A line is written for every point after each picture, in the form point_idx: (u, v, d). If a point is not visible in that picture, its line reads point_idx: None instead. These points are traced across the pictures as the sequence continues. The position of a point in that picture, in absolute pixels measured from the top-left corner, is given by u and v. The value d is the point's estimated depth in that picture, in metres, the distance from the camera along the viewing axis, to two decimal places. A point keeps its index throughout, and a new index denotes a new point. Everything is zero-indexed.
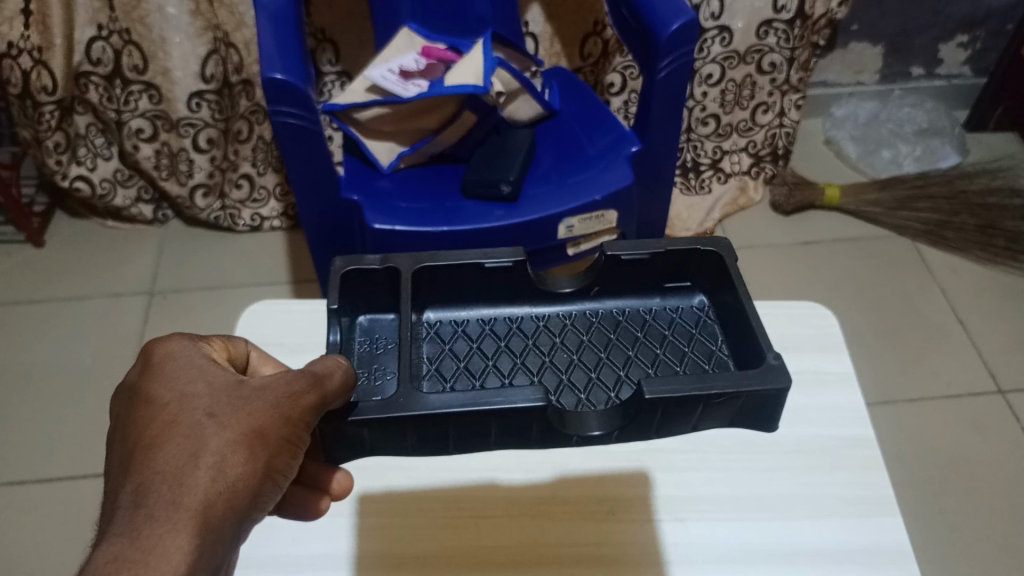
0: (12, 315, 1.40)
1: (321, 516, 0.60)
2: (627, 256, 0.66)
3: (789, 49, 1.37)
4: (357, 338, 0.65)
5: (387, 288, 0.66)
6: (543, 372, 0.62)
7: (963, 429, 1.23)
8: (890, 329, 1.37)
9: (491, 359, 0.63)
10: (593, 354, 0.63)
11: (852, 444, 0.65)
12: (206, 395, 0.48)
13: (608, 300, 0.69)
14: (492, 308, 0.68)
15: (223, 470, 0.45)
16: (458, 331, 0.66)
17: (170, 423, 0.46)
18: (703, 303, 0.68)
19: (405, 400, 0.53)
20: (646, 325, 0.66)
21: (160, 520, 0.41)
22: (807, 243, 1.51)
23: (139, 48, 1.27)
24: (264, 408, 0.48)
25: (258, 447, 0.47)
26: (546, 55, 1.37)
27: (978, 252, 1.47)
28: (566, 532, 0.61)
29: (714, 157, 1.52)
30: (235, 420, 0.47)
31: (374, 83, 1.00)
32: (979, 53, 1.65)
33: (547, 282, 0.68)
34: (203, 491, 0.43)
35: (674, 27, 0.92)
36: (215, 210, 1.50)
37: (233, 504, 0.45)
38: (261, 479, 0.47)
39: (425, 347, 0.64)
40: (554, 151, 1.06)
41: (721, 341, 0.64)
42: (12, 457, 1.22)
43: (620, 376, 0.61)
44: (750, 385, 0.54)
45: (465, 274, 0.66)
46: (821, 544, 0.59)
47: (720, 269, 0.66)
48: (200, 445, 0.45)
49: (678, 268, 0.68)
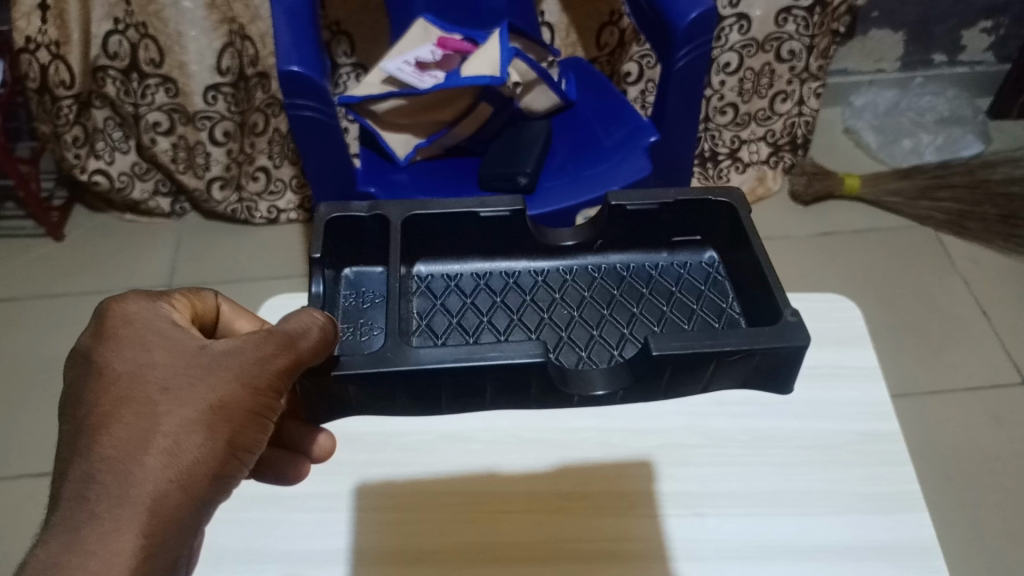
0: (35, 306, 1.42)
1: (301, 481, 0.61)
2: (632, 207, 0.68)
3: (808, 37, 1.35)
4: (343, 292, 0.66)
5: (375, 238, 0.68)
6: (542, 329, 0.61)
7: (982, 421, 1.22)
8: (911, 320, 1.36)
9: (486, 315, 0.62)
10: (594, 311, 0.62)
11: (874, 438, 0.64)
12: (162, 367, 0.47)
13: (610, 254, 0.69)
14: (488, 262, 0.69)
15: (178, 453, 0.45)
16: (449, 286, 0.66)
17: (120, 400, 0.45)
18: (713, 259, 0.68)
19: (393, 355, 0.52)
20: (651, 281, 0.66)
21: (106, 515, 0.41)
22: (826, 234, 1.49)
23: (155, 41, 1.28)
24: (225, 381, 0.48)
25: (217, 424, 0.46)
26: (562, 46, 1.37)
27: (1000, 242, 1.45)
28: (584, 528, 0.61)
29: (733, 146, 1.51)
30: (193, 396, 0.46)
31: (390, 76, 0.99)
32: (1002, 40, 1.62)
33: (549, 237, 0.70)
34: (154, 478, 0.43)
35: (692, 17, 0.91)
36: (232, 202, 1.50)
37: (189, 487, 0.45)
38: (224, 456, 0.47)
39: (416, 302, 0.64)
40: (570, 142, 1.06)
41: (732, 299, 0.64)
42: (37, 447, 1.23)
43: (623, 334, 0.60)
44: (761, 342, 0.53)
45: (459, 221, 0.68)
46: (842, 539, 0.59)
47: (734, 220, 0.67)
48: (152, 427, 0.45)
49: (689, 224, 0.69)
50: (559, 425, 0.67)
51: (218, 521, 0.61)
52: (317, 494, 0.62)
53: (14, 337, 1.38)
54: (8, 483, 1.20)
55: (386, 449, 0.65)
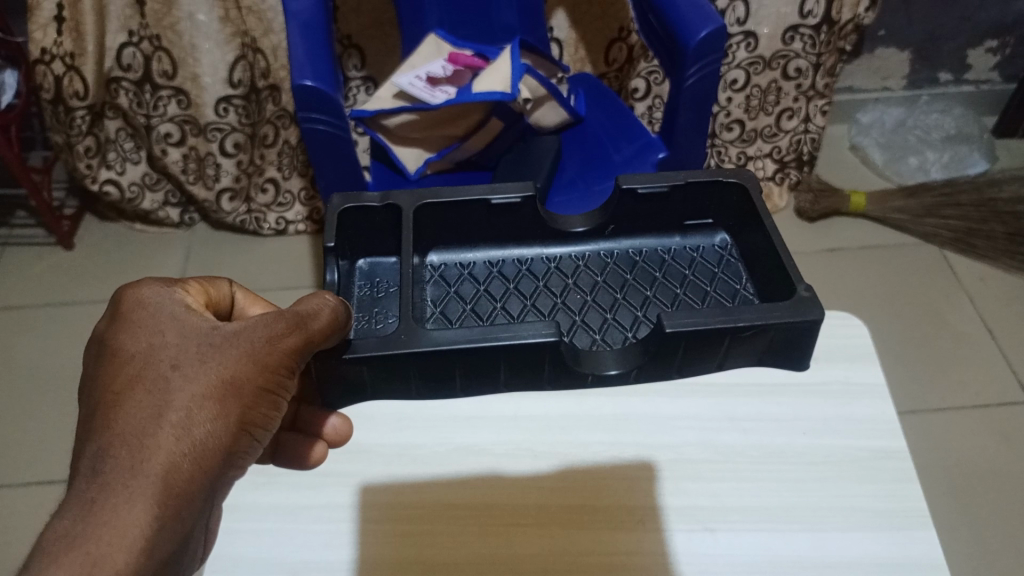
0: (47, 314, 1.43)
1: (319, 464, 0.64)
2: (643, 190, 0.74)
3: (815, 55, 1.36)
4: (358, 281, 0.72)
5: (387, 226, 0.73)
6: (556, 312, 0.68)
7: (990, 439, 1.22)
8: (916, 336, 1.36)
9: (499, 301, 0.69)
10: (608, 296, 0.69)
11: (881, 455, 0.64)
12: (175, 346, 0.48)
13: (622, 239, 0.76)
14: (500, 249, 0.75)
15: (189, 430, 0.45)
16: (463, 274, 0.72)
17: (134, 378, 0.46)
18: (725, 241, 0.74)
19: (407, 337, 0.58)
20: (665, 265, 0.72)
21: (117, 490, 0.41)
22: (832, 250, 1.50)
23: (169, 54, 1.29)
24: (237, 358, 0.48)
25: (230, 400, 0.47)
26: (571, 61, 1.38)
27: (1006, 261, 1.45)
28: (596, 541, 0.61)
29: (739, 163, 1.52)
30: (204, 373, 0.47)
31: (402, 90, 1.01)
32: (1008, 59, 1.62)
33: (561, 223, 0.75)
34: (166, 453, 0.43)
35: (702, 36, 0.90)
36: (241, 213, 1.52)
37: (201, 465, 0.45)
38: (234, 433, 0.47)
39: (430, 290, 0.70)
40: (580, 158, 1.07)
41: (745, 280, 0.70)
42: (48, 455, 1.25)
43: (637, 317, 0.66)
44: (780, 316, 0.58)
45: (474, 210, 0.73)
46: (854, 557, 0.59)
47: (743, 201, 0.73)
48: (164, 404, 0.45)
49: (701, 206, 0.75)
50: (572, 438, 0.67)
51: (228, 530, 0.61)
52: (330, 505, 0.62)
53: (24, 346, 1.39)
54: (18, 492, 1.21)
55: (396, 461, 0.66)
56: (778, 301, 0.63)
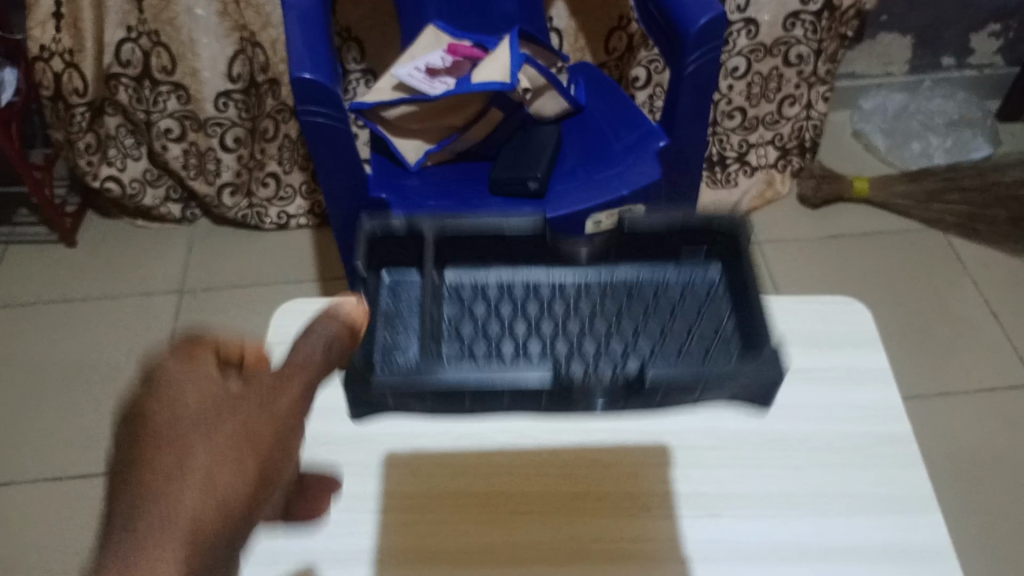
0: (50, 310, 1.43)
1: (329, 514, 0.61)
2: (650, 224, 0.65)
3: (817, 41, 1.36)
4: (385, 296, 0.65)
5: (416, 251, 0.68)
6: (514, 358, 0.55)
7: (995, 424, 1.22)
8: (919, 321, 1.36)
9: (478, 334, 0.58)
10: (591, 341, 0.56)
11: (885, 441, 0.64)
12: (192, 392, 0.36)
13: (613, 270, 0.65)
14: (512, 272, 0.65)
15: (215, 485, 0.33)
16: (470, 298, 0.62)
17: (142, 425, 0.34)
18: (717, 278, 0.62)
19: (424, 370, 0.53)
20: (647, 302, 0.61)
21: (147, 523, 0.32)
22: (835, 237, 1.49)
23: (167, 49, 1.29)
24: (286, 398, 0.38)
25: (255, 457, 0.35)
26: (571, 51, 1.37)
27: (1011, 245, 1.44)
28: (598, 529, 0.61)
29: (741, 151, 1.51)
30: (232, 424, 0.35)
31: (401, 82, 1.00)
32: (1011, 44, 1.62)
33: (567, 248, 0.66)
34: (199, 515, 0.33)
35: (703, 23, 0.91)
36: (243, 208, 1.51)
37: (228, 535, 0.33)
38: (259, 495, 0.35)
39: (446, 308, 0.61)
40: (581, 148, 1.06)
41: (726, 324, 0.58)
42: (52, 451, 1.25)
43: (609, 355, 0.56)
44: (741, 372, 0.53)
45: (489, 239, 0.67)
46: (857, 542, 0.59)
47: (731, 246, 0.63)
48: (187, 455, 0.34)
49: (693, 240, 0.64)
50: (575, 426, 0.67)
51: None
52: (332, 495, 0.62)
53: (28, 342, 1.39)
54: (24, 487, 1.21)
55: (399, 452, 0.65)
56: (754, 360, 0.55)
